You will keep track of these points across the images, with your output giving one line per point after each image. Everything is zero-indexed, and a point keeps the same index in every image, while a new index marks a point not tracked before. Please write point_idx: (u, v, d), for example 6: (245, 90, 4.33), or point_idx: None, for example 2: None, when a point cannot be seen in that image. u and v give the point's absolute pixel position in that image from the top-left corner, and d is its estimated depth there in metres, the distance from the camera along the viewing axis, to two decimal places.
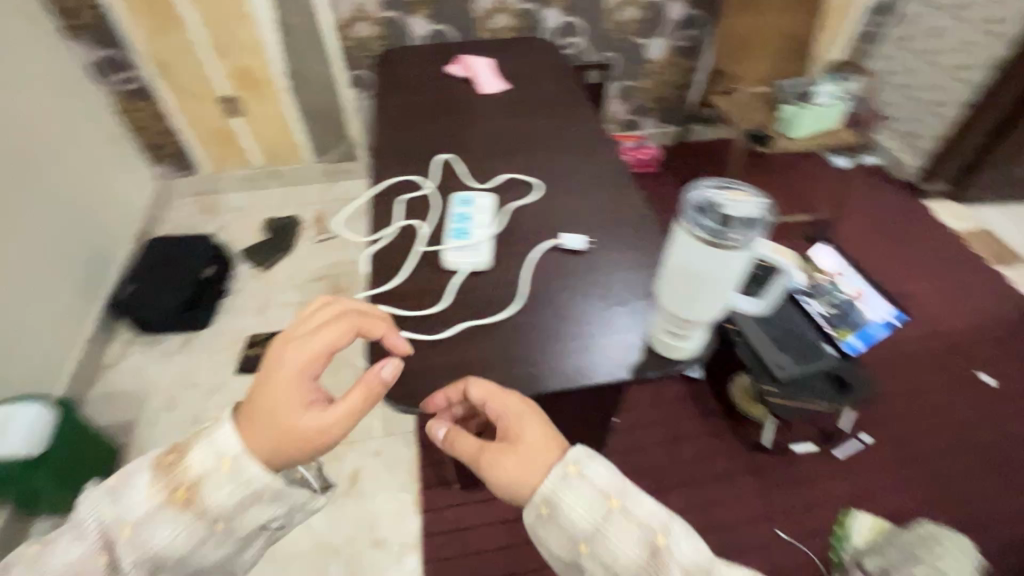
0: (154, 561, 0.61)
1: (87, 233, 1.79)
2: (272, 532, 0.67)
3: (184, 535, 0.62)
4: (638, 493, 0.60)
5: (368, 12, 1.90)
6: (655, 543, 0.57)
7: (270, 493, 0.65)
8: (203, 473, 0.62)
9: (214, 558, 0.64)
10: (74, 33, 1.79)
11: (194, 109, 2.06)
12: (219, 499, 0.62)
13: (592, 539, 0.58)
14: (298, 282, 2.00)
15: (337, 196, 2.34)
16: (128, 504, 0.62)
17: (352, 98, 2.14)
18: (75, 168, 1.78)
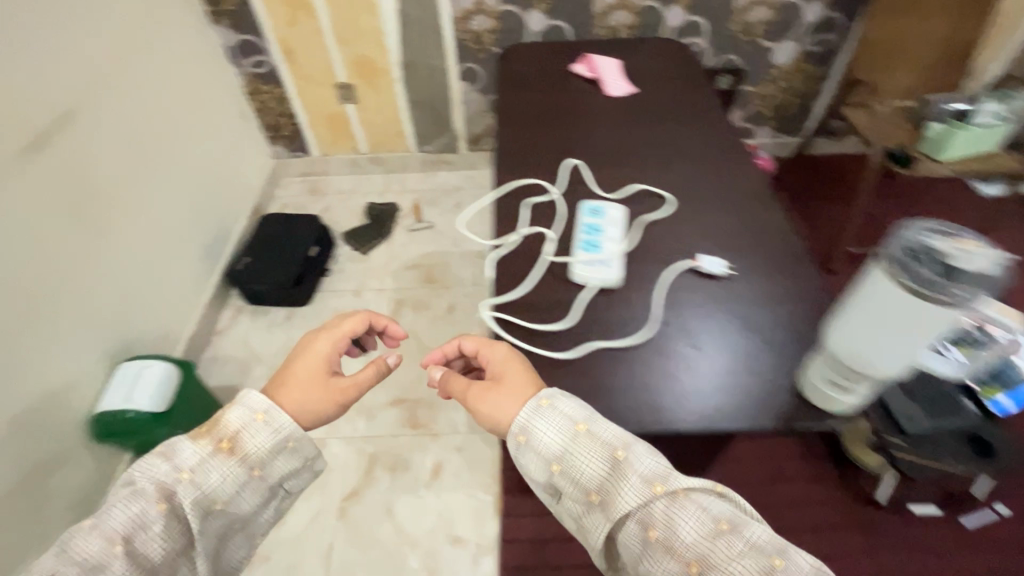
0: (205, 503, 0.79)
1: (212, 207, 1.92)
2: (284, 487, 0.87)
3: (229, 479, 0.81)
4: (600, 420, 0.71)
5: (487, 5, 1.89)
6: (615, 457, 0.66)
7: (292, 444, 0.87)
8: (242, 425, 0.84)
9: (246, 506, 0.83)
10: (216, 19, 1.91)
11: (313, 94, 2.15)
12: (256, 444, 0.83)
13: (563, 457, 0.68)
14: (393, 269, 2.04)
15: (435, 187, 2.37)
16: (180, 459, 0.80)
17: (460, 90, 2.15)
18: (207, 146, 1.90)
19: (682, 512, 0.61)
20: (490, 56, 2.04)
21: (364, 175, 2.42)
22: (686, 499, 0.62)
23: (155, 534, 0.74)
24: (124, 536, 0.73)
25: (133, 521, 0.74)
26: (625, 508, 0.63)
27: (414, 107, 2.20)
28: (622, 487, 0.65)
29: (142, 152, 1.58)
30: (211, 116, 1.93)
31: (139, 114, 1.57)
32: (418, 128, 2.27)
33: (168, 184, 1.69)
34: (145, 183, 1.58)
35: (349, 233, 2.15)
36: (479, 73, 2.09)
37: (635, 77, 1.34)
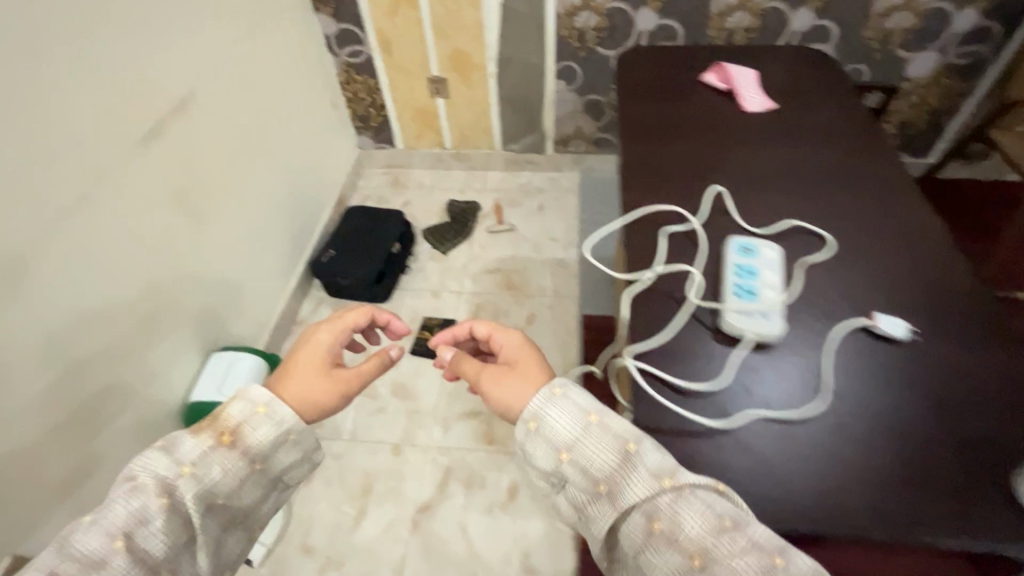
0: (209, 497, 0.70)
1: (301, 197, 1.92)
2: (284, 480, 0.79)
3: (229, 474, 0.72)
4: (610, 414, 0.70)
5: (596, 1, 1.77)
6: (626, 449, 0.64)
7: (295, 436, 0.79)
8: (244, 417, 0.75)
9: (247, 501, 0.74)
10: (319, 6, 1.89)
11: (405, 86, 2.11)
12: (258, 437, 0.74)
13: (573, 445, 0.67)
14: (473, 272, 1.98)
15: (517, 188, 2.29)
16: (179, 451, 0.70)
17: (555, 89, 2.05)
18: (300, 136, 1.90)
19: (687, 506, 0.60)
20: (592, 55, 1.93)
21: (446, 170, 2.38)
22: (693, 495, 0.60)
23: (158, 534, 0.65)
24: (122, 537, 0.63)
25: (131, 520, 0.64)
26: (630, 500, 0.62)
27: (505, 104, 2.12)
28: (630, 478, 0.63)
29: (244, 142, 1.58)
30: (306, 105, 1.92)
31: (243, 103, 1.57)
32: (507, 127, 2.20)
33: (264, 173, 1.69)
34: (243, 173, 1.59)
35: (429, 230, 2.11)
36: (578, 72, 1.99)
37: (775, 91, 1.20)
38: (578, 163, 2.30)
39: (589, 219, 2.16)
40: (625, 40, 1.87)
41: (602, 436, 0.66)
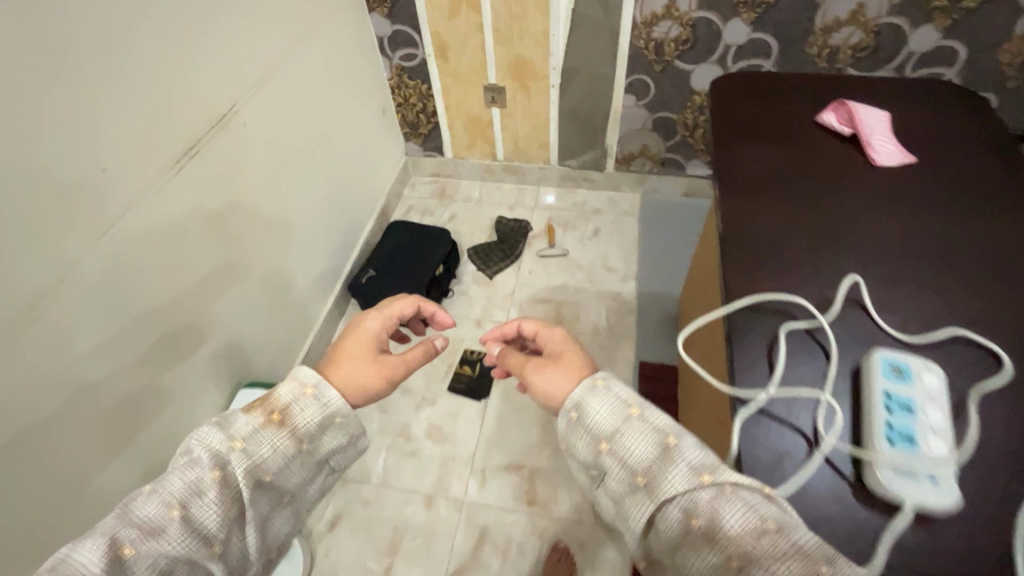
0: (258, 474, 0.64)
1: (344, 209, 1.80)
2: (332, 462, 0.73)
3: (280, 453, 0.66)
4: (653, 408, 0.66)
5: (681, 10, 1.57)
6: (667, 443, 0.61)
7: (340, 420, 0.72)
8: (293, 397, 0.68)
9: (294, 481, 0.68)
10: (373, 6, 1.75)
11: (459, 94, 1.96)
12: (309, 416, 0.69)
13: (612, 436, 0.63)
14: (520, 301, 1.83)
15: (572, 207, 2.12)
16: (228, 426, 0.65)
17: (623, 104, 1.86)
18: (348, 144, 1.78)
19: (729, 502, 0.55)
20: (668, 69, 1.72)
21: (495, 183, 2.22)
22: (736, 493, 0.56)
23: (212, 506, 0.60)
24: (179, 507, 0.58)
25: (188, 489, 0.59)
26: (669, 494, 0.58)
27: (566, 118, 1.95)
28: (669, 473, 0.59)
29: (289, 154, 1.46)
30: (355, 112, 1.80)
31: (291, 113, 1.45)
32: (565, 141, 2.02)
33: (308, 186, 1.58)
34: (287, 189, 1.47)
35: (475, 251, 1.97)
36: (650, 87, 1.79)
37: (911, 139, 0.99)
38: (640, 184, 2.11)
39: (649, 248, 1.97)
40: (709, 55, 1.66)
41: (642, 428, 0.63)
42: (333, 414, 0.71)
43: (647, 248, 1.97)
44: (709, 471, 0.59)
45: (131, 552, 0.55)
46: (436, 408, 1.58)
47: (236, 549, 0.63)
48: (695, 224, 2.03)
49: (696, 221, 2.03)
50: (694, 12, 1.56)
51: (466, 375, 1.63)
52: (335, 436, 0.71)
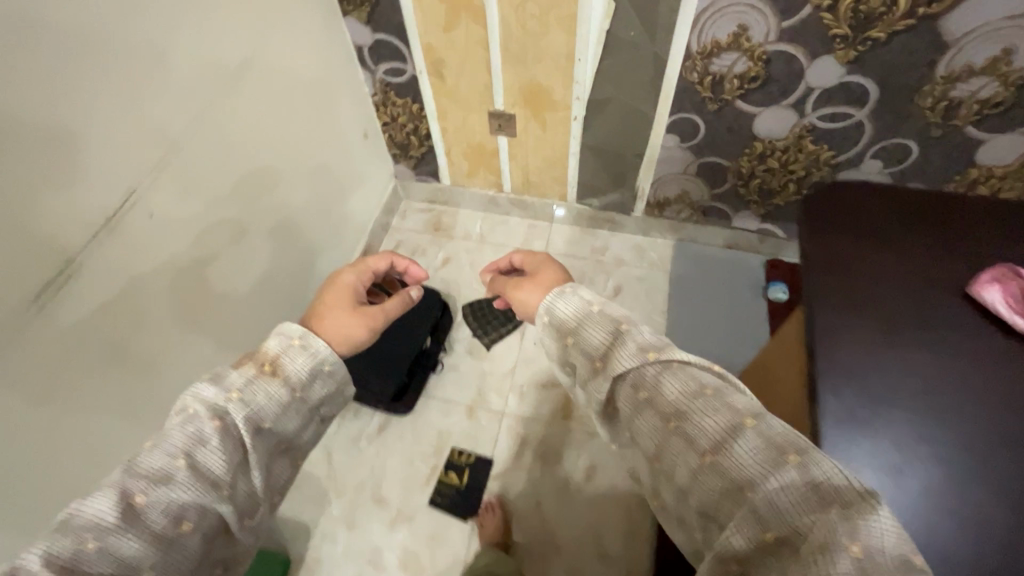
0: (257, 419, 0.69)
1: (302, 265, 1.49)
2: (322, 412, 0.79)
3: (275, 400, 0.71)
4: (614, 306, 0.78)
5: (753, 41, 1.17)
6: (619, 329, 0.73)
7: (329, 367, 0.79)
8: (281, 349, 0.75)
9: (289, 428, 0.73)
10: (349, 9, 1.35)
11: (457, 118, 1.58)
12: (299, 363, 0.75)
13: (575, 332, 0.77)
14: (522, 383, 1.52)
15: (590, 256, 1.77)
16: (217, 380, 0.69)
17: (663, 146, 1.47)
18: (309, 186, 1.44)
19: (669, 373, 0.65)
20: (725, 109, 1.33)
21: (501, 217, 1.87)
22: (679, 367, 0.65)
23: (217, 451, 0.64)
24: (184, 456, 0.62)
25: (192, 439, 0.63)
26: (618, 371, 0.69)
27: (589, 155, 1.57)
28: (620, 354, 0.70)
29: (223, 224, 1.14)
30: (322, 146, 1.44)
31: (225, 174, 1.12)
32: (587, 180, 1.65)
33: (251, 253, 1.27)
34: (223, 271, 1.17)
35: (472, 310, 1.64)
36: (700, 129, 1.40)
37: None
38: (675, 231, 1.74)
39: (681, 318, 1.64)
40: (782, 98, 1.27)
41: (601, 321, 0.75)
42: (318, 362, 0.77)
43: (678, 318, 1.64)
44: (655, 350, 0.69)
45: (143, 500, 0.59)
46: (413, 528, 1.32)
47: (244, 492, 0.67)
48: (738, 288, 1.68)
49: (739, 285, 1.68)
50: (771, 45, 1.16)
51: (451, 485, 1.37)
52: (321, 379, 0.78)
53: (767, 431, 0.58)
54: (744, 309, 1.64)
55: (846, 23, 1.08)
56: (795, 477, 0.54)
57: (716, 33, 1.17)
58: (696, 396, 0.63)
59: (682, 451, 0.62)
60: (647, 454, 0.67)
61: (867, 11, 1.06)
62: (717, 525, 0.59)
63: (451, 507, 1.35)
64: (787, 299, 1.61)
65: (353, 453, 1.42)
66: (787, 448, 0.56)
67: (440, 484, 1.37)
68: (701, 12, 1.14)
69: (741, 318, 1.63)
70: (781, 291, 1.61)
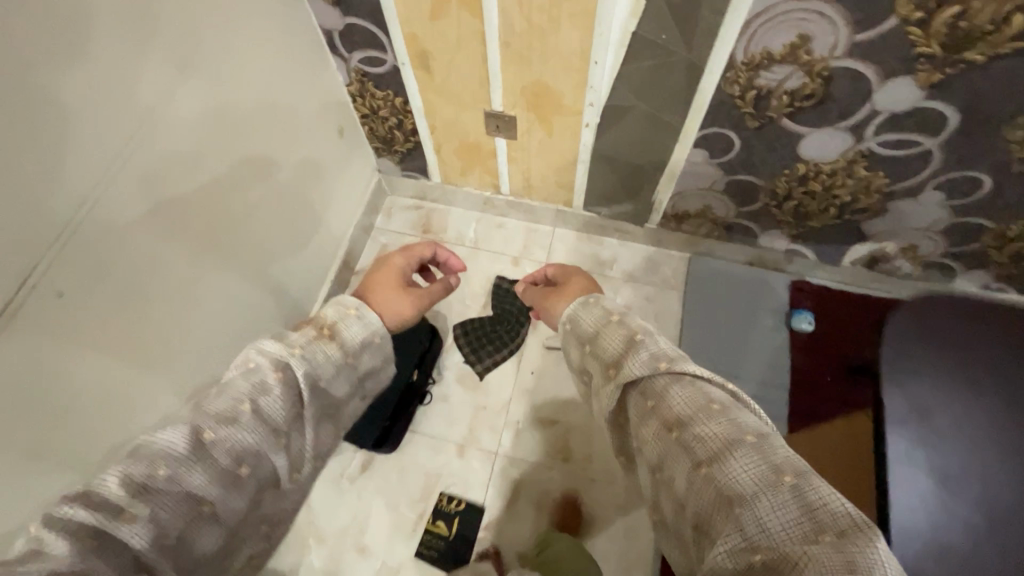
0: (313, 379, 0.68)
1: (275, 297, 1.29)
2: (363, 385, 0.79)
3: (331, 363, 0.71)
4: (635, 316, 0.71)
5: (815, 54, 0.93)
6: (633, 336, 0.65)
7: (380, 341, 0.78)
8: (338, 317, 0.75)
9: (339, 393, 0.74)
10: None
11: (448, 116, 1.34)
12: (353, 331, 0.74)
13: (593, 337, 0.71)
14: (517, 419, 1.40)
15: (596, 270, 1.59)
16: (266, 344, 0.67)
17: (688, 160, 1.26)
18: (275, 207, 1.22)
19: (678, 382, 0.58)
20: (767, 128, 1.11)
21: (497, 220, 1.67)
22: (690, 377, 0.58)
23: (276, 398, 0.63)
24: (248, 401, 0.61)
25: (251, 389, 0.62)
26: (626, 376, 0.62)
27: (601, 163, 1.35)
28: (631, 359, 0.63)
29: (180, 269, 0.94)
30: (289, 156, 1.22)
31: (171, 224, 0.90)
32: (597, 188, 1.44)
33: (213, 308, 1.06)
34: (177, 341, 0.97)
35: (463, 332, 1.50)
36: (734, 146, 1.18)
37: None
38: (692, 244, 1.56)
39: (695, 345, 1.47)
40: (839, 121, 1.05)
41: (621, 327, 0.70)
42: (368, 331, 0.75)
43: (692, 345, 1.47)
44: (669, 358, 0.61)
45: (211, 436, 0.57)
46: None
47: (296, 445, 0.68)
48: (761, 311, 1.50)
49: (762, 308, 1.50)
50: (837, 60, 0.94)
51: (440, 536, 1.27)
52: (372, 352, 0.78)
53: (772, 454, 0.50)
54: (766, 335, 1.47)
55: (937, 42, 0.86)
56: (790, 501, 0.46)
57: (770, 42, 0.93)
58: (698, 405, 0.54)
59: (678, 460, 0.54)
60: (646, 463, 0.59)
61: (968, 29, 0.83)
62: (708, 544, 0.50)
63: (439, 560, 1.26)
64: (813, 329, 1.46)
65: (333, 498, 1.31)
66: (780, 467, 0.48)
67: (427, 534, 1.28)
68: (754, 16, 0.90)
69: (762, 347, 1.46)
70: (806, 321, 1.45)
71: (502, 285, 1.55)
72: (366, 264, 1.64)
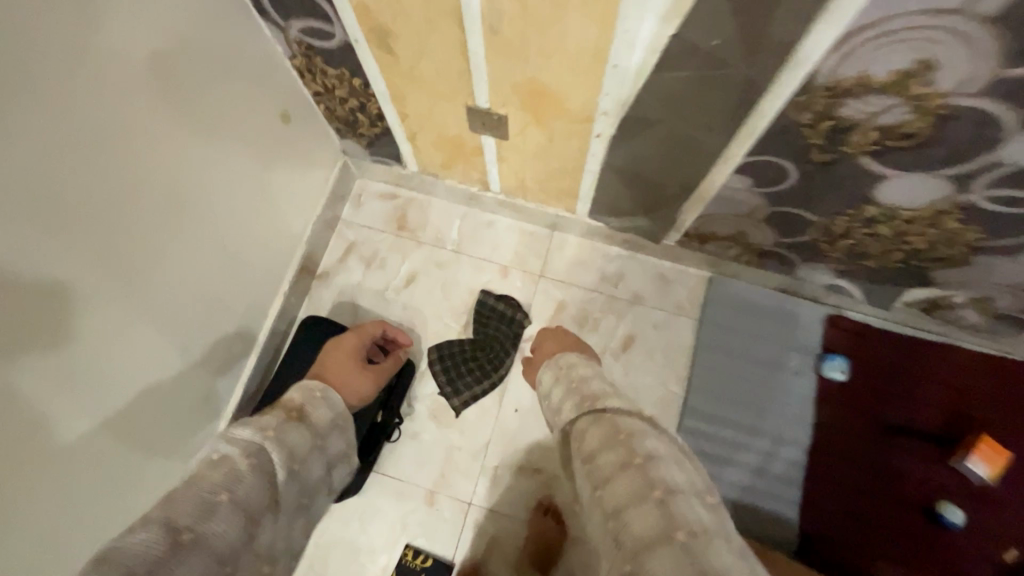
0: (291, 459, 0.78)
1: (212, 331, 1.06)
2: (334, 466, 0.91)
3: (304, 443, 0.82)
4: (622, 419, 0.87)
5: (934, 86, 0.64)
6: (600, 411, 0.90)
7: (339, 423, 0.92)
8: (303, 399, 0.88)
9: (310, 477, 0.84)
10: None
11: (422, 104, 1.04)
12: (325, 412, 0.89)
13: (592, 454, 0.82)
14: (496, 464, 1.24)
15: (598, 287, 1.35)
16: (221, 440, 0.73)
17: (726, 185, 0.98)
18: (199, 227, 0.95)
19: (599, 415, 0.89)
20: (839, 164, 0.83)
21: (486, 216, 1.41)
22: (606, 415, 0.88)
23: (282, 449, 0.77)
24: (224, 492, 0.65)
25: (256, 440, 0.74)
26: (582, 439, 0.87)
27: (614, 174, 1.07)
28: (588, 416, 0.92)
29: (55, 336, 0.70)
30: (216, 159, 0.94)
31: (26, 302, 0.65)
32: (606, 198, 1.17)
33: (116, 376, 0.82)
34: (59, 436, 0.73)
35: (439, 357, 1.28)
36: (789, 178, 0.91)
37: None
38: (716, 263, 1.31)
39: (708, 387, 1.27)
40: (942, 166, 0.76)
41: (613, 421, 0.87)
42: (333, 418, 0.90)
43: (704, 387, 1.27)
44: (594, 399, 0.95)
45: (188, 536, 0.59)
46: None
47: (265, 535, 0.71)
48: (788, 350, 1.29)
49: (790, 346, 1.29)
50: (969, 95, 0.64)
51: None
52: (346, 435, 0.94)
53: (658, 471, 0.74)
54: (790, 380, 1.27)
55: None
56: (654, 506, 0.69)
57: (879, 57, 0.63)
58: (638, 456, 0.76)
59: (596, 500, 0.76)
60: (587, 500, 0.80)
61: None
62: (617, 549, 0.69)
63: None
64: (845, 378, 1.25)
65: None
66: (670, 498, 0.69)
67: None
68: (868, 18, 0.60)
69: (783, 393, 1.26)
70: (839, 370, 1.24)
71: (488, 302, 1.32)
72: (330, 265, 1.39)
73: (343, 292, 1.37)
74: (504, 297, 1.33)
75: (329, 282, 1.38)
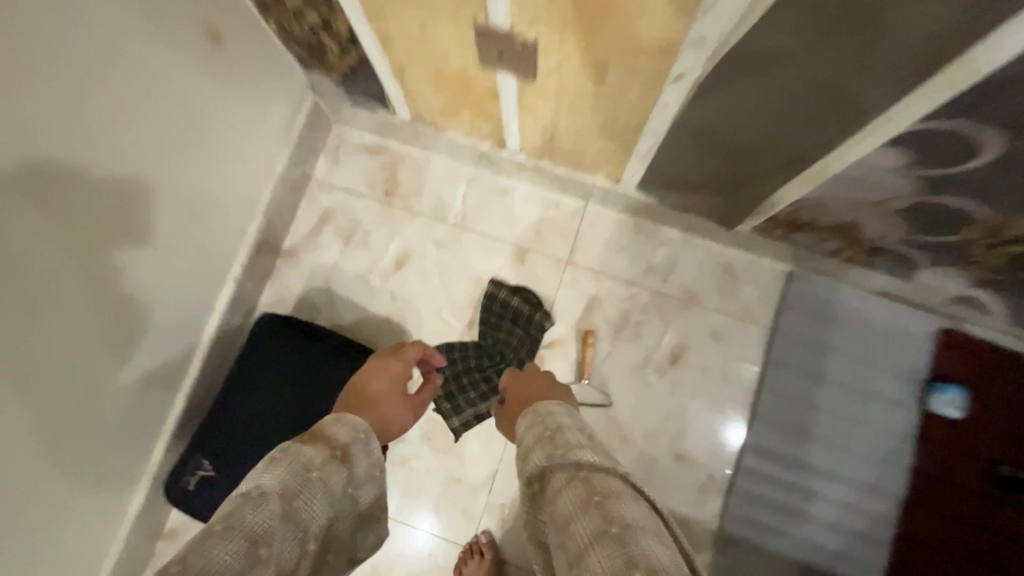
0: (331, 505, 0.70)
1: (119, 343, 0.74)
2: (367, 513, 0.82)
3: (339, 492, 0.72)
4: (603, 475, 0.71)
5: None
6: (579, 464, 0.74)
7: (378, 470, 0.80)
8: (350, 440, 0.75)
9: (343, 527, 0.76)
10: None
11: (413, 20, 0.69)
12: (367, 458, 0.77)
13: (567, 517, 0.67)
14: (503, 502, 0.99)
15: (641, 282, 1.05)
16: (262, 473, 0.64)
17: (866, 162, 0.65)
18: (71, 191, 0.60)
19: (576, 477, 0.72)
20: None
21: (500, 183, 1.09)
22: (584, 470, 0.73)
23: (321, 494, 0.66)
24: (257, 545, 0.56)
25: (296, 483, 0.64)
26: (557, 497, 0.71)
27: (691, 136, 0.74)
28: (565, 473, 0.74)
29: None
30: (118, 103, 0.63)
31: None
32: (670, 170, 0.85)
33: None
34: None
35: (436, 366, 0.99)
36: (987, 159, 0.58)
37: None
38: (802, 258, 0.99)
39: (776, 417, 1.00)
40: None
41: (596, 481, 0.71)
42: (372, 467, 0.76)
43: (772, 417, 1.00)
44: (566, 447, 0.77)
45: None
46: None
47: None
48: (881, 374, 1.01)
49: (885, 369, 1.01)
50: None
51: None
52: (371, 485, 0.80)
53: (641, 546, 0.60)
54: (881, 413, 1.00)
55: None
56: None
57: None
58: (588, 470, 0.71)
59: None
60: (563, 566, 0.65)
61: None
62: None
63: None
64: (959, 416, 0.97)
65: None
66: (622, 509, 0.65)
67: None
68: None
69: (872, 430, 0.99)
70: (954, 406, 0.96)
71: (502, 299, 1.02)
72: (299, 240, 1.09)
73: (317, 276, 1.08)
74: (522, 293, 1.03)
75: (298, 262, 1.08)
